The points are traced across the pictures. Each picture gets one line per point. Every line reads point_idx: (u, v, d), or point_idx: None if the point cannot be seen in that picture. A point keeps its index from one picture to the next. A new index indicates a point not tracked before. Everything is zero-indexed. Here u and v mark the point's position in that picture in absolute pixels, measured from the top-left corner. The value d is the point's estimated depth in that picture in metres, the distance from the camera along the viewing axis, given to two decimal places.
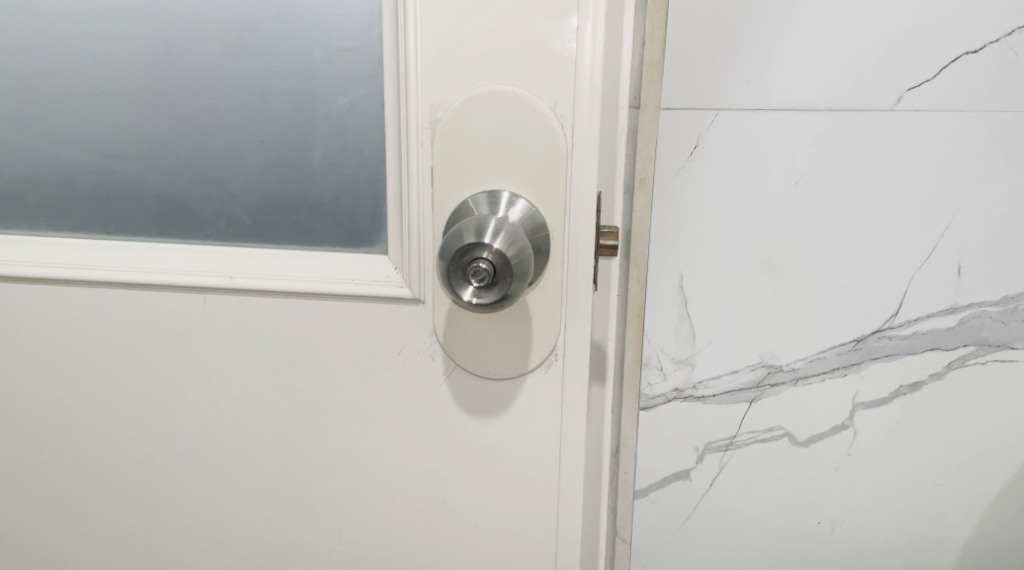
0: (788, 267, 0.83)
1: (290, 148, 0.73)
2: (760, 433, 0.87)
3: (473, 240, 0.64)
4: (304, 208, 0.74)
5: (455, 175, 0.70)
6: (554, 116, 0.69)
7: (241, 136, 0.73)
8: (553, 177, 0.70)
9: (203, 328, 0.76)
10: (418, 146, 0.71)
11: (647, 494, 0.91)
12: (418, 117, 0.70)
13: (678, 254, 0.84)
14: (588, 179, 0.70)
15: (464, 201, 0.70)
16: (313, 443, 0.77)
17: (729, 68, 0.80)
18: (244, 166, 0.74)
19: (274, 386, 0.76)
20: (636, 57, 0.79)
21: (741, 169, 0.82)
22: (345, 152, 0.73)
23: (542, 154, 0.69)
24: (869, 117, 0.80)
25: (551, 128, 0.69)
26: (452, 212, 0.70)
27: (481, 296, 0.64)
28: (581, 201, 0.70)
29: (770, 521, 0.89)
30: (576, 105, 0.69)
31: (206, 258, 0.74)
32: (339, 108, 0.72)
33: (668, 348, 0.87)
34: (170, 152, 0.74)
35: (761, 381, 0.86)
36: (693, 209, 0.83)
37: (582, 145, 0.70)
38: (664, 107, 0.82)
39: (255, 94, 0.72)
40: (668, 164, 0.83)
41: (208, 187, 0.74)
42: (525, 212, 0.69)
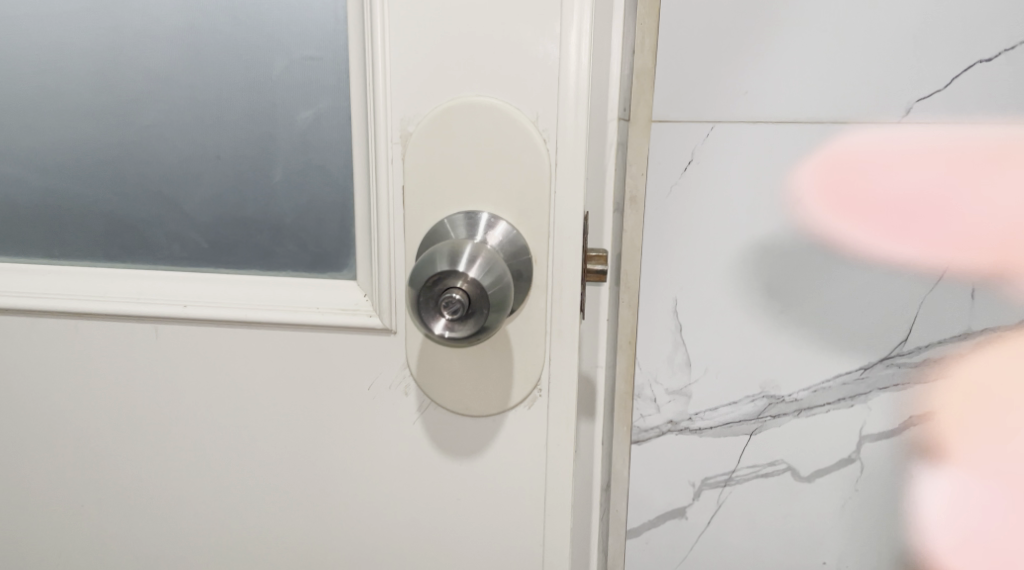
0: (790, 290, 0.78)
1: (249, 164, 0.67)
2: (761, 467, 0.82)
3: (446, 268, 0.58)
4: (267, 229, 0.68)
5: (429, 195, 0.64)
6: (536, 131, 0.64)
7: (194, 151, 0.67)
8: (536, 198, 0.64)
9: (156, 361, 0.69)
10: (388, 163, 0.65)
11: (640, 533, 0.85)
12: (388, 131, 0.64)
13: (671, 276, 0.79)
14: (575, 198, 0.64)
15: (439, 223, 0.64)
16: (278, 484, 0.71)
17: (725, 78, 0.74)
18: (198, 185, 0.68)
19: (234, 423, 0.70)
20: (627, 67, 0.73)
21: (739, 186, 0.76)
22: (310, 169, 0.67)
23: (524, 173, 0.64)
24: (876, 130, 0.74)
25: (535, 146, 0.63)
26: (425, 236, 0.64)
27: (454, 329, 0.58)
28: (566, 223, 0.64)
29: (772, 562, 0.83)
30: (560, 119, 0.64)
31: (158, 284, 0.68)
32: (302, 122, 0.66)
33: (662, 378, 0.81)
34: (118, 168, 0.68)
35: (762, 412, 0.80)
36: (688, 229, 0.78)
37: (567, 163, 0.64)
38: (656, 119, 0.76)
39: (210, 105, 0.66)
40: (661, 181, 0.77)
41: (160, 206, 0.68)
42: (504, 236, 0.64)
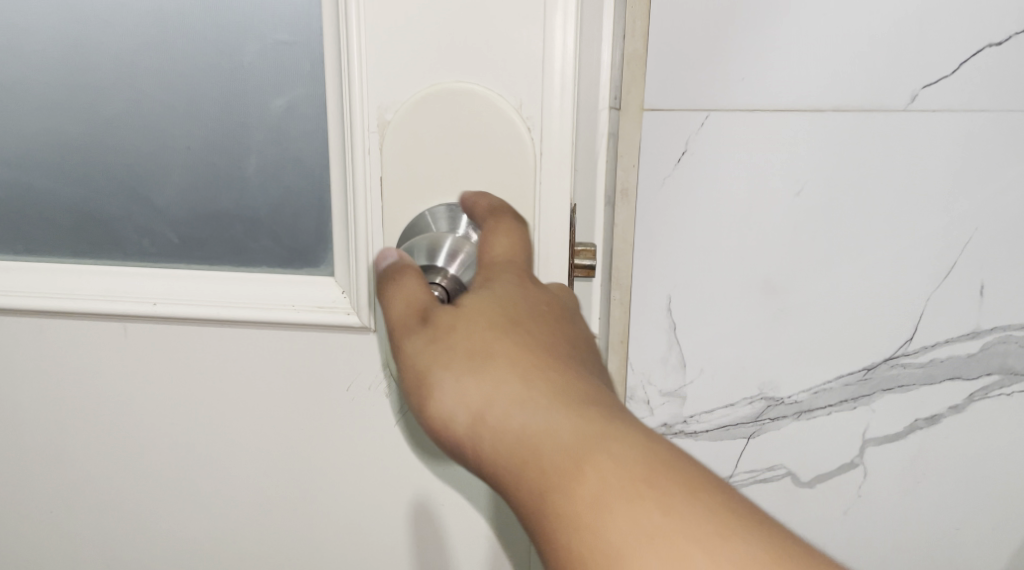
0: (790, 288, 0.75)
1: (221, 155, 0.64)
2: (759, 473, 0.79)
3: (427, 262, 0.57)
4: (240, 223, 0.65)
5: (407, 187, 0.61)
6: (520, 118, 0.61)
7: (163, 142, 0.64)
8: (522, 189, 0.61)
9: (125, 361, 0.66)
10: (365, 153, 0.62)
11: None
12: (365, 119, 0.61)
13: (665, 273, 0.76)
14: (562, 190, 0.61)
15: (420, 216, 0.61)
16: (255, 490, 0.68)
17: (721, 65, 0.71)
18: (168, 177, 0.65)
19: (208, 426, 0.67)
20: (619, 54, 0.70)
21: (737, 179, 0.73)
22: (285, 159, 0.64)
23: (506, 163, 0.60)
24: (880, 119, 0.71)
25: (517, 135, 0.60)
26: (405, 230, 0.61)
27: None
28: (554, 216, 0.61)
29: None
30: (545, 106, 0.61)
31: (127, 280, 0.65)
32: (276, 111, 0.63)
33: (656, 379, 0.79)
34: (83, 160, 0.65)
35: (760, 415, 0.78)
36: (683, 224, 0.75)
37: (554, 152, 0.61)
38: (648, 108, 0.73)
39: (178, 93, 0.63)
40: (654, 173, 0.74)
41: (129, 199, 0.65)
42: None
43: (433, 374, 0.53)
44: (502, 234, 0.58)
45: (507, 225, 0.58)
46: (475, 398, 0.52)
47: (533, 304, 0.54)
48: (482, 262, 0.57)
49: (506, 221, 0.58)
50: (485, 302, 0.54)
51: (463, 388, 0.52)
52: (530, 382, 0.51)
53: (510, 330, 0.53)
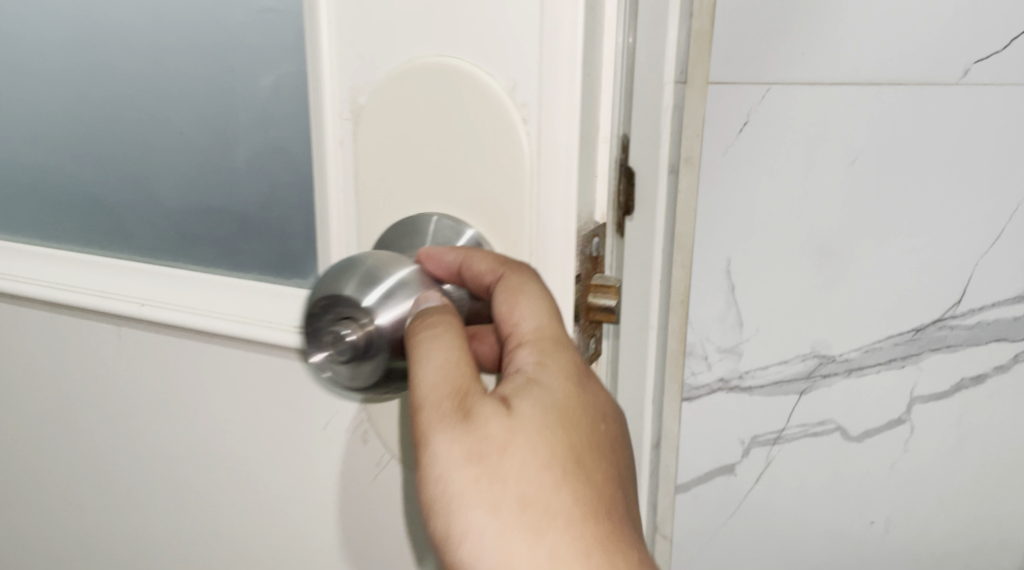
0: (843, 253, 0.77)
1: (210, 142, 0.67)
2: (810, 426, 0.82)
3: (350, 293, 0.52)
4: (230, 218, 0.67)
5: (382, 190, 0.58)
6: (513, 106, 0.55)
7: (164, 126, 0.68)
8: (512, 193, 0.55)
9: (123, 356, 0.69)
10: (335, 144, 0.59)
11: (689, 489, 0.86)
12: (336, 104, 0.58)
13: (724, 238, 0.79)
14: (562, 195, 0.55)
15: (400, 226, 0.58)
16: (225, 506, 0.68)
17: (781, 39, 0.74)
18: (182, 162, 0.68)
19: (188, 434, 0.68)
20: (684, 30, 0.74)
21: (794, 150, 0.76)
22: (274, 147, 0.65)
23: (491, 159, 0.55)
24: (933, 91, 0.73)
25: (509, 124, 0.55)
26: (383, 236, 0.58)
27: (335, 367, 0.53)
28: (551, 224, 0.56)
29: (820, 522, 0.84)
30: (541, 90, 0.54)
31: (123, 282, 0.68)
32: (255, 96, 0.64)
33: (714, 337, 0.82)
34: (120, 142, 0.70)
35: (812, 371, 0.81)
36: (741, 192, 0.78)
37: (548, 150, 0.55)
38: (713, 81, 0.76)
39: (181, 81, 0.67)
40: (716, 141, 0.77)
41: (153, 188, 0.69)
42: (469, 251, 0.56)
43: (473, 513, 0.49)
44: (530, 300, 0.53)
45: (538, 296, 0.53)
46: (516, 549, 0.49)
47: (587, 430, 0.51)
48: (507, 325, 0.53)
49: (527, 284, 0.53)
50: (533, 409, 0.50)
51: (498, 523, 0.49)
52: (580, 545, 0.49)
53: (565, 474, 0.50)
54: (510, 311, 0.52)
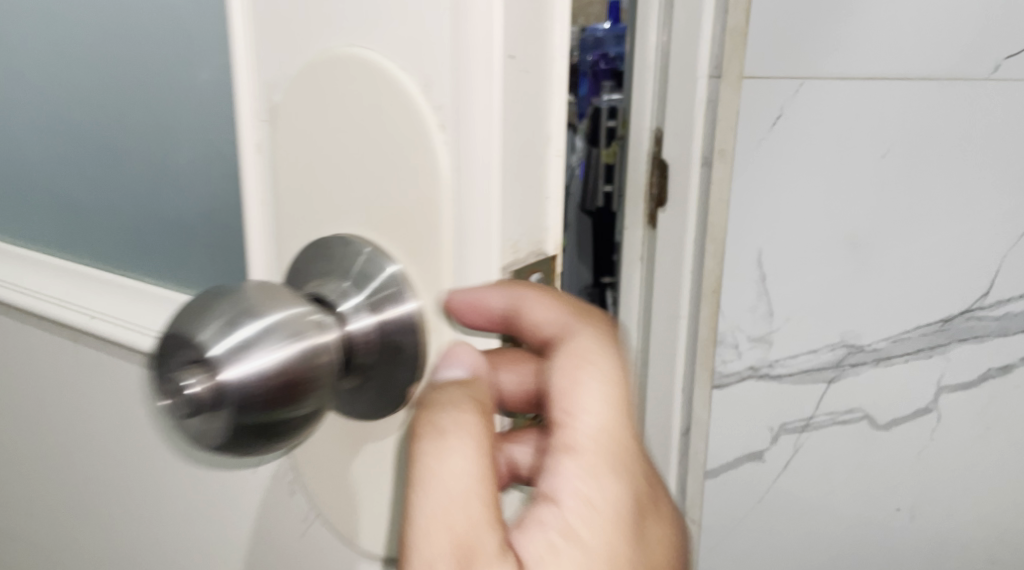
0: (873, 244, 0.79)
1: (123, 141, 0.58)
2: (838, 415, 0.84)
3: (206, 330, 0.40)
4: (136, 229, 0.59)
5: (302, 206, 0.46)
6: (426, 106, 0.43)
7: (84, 119, 0.60)
8: (425, 221, 0.43)
9: (32, 352, 0.64)
10: (247, 146, 0.47)
11: (719, 474, 0.88)
12: (247, 102, 0.47)
13: (756, 229, 0.81)
14: (497, 223, 0.43)
15: (323, 242, 0.45)
16: (102, 558, 0.63)
17: (815, 35, 0.76)
18: (107, 158, 0.59)
19: (62, 473, 0.64)
20: (718, 29, 0.79)
21: (826, 143, 0.78)
22: (188, 142, 0.55)
23: (402, 179, 0.43)
24: (963, 87, 0.75)
25: (423, 133, 0.43)
26: (297, 262, 0.46)
27: (184, 419, 0.41)
28: (481, 256, 0.43)
29: (846, 509, 0.86)
30: (462, 80, 0.42)
31: (33, 279, 0.63)
32: (194, 78, 0.54)
33: (745, 326, 0.84)
34: (49, 130, 0.62)
35: (841, 360, 0.83)
36: (773, 185, 0.80)
37: (476, 168, 0.42)
38: (747, 76, 0.78)
39: (98, 61, 0.58)
40: (749, 134, 0.80)
41: (75, 190, 0.62)
42: (392, 280, 0.44)
43: None
44: (598, 404, 0.43)
45: (612, 403, 0.44)
46: None
47: None
48: (530, 337, 0.46)
49: (580, 337, 0.44)
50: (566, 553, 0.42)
51: None
52: None
53: None
54: (567, 397, 0.43)
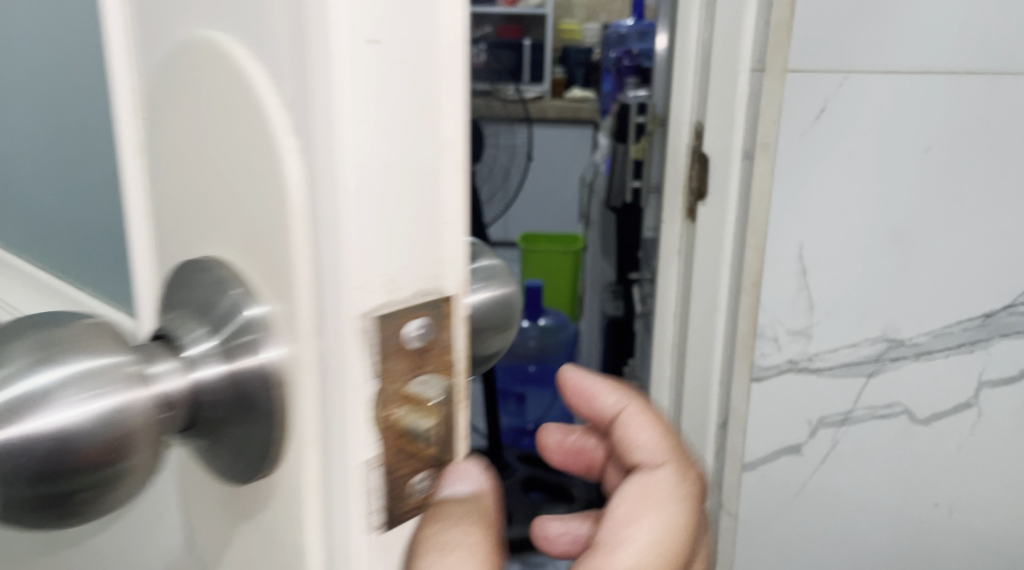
0: (915, 238, 0.79)
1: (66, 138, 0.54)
2: (877, 409, 0.84)
3: None
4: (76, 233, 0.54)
5: (185, 217, 0.40)
6: (274, 95, 0.34)
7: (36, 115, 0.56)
8: (275, 246, 0.35)
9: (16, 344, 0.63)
10: (132, 147, 0.43)
11: (756, 467, 0.88)
12: (121, 82, 0.42)
13: (797, 224, 0.81)
14: (351, 250, 0.34)
15: (191, 272, 0.38)
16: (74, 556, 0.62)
17: (861, 28, 0.76)
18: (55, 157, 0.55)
19: None
20: (763, 22, 0.79)
21: (870, 137, 0.78)
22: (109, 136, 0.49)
23: (257, 188, 0.35)
24: (1009, 81, 0.75)
25: (268, 133, 0.34)
26: (174, 284, 0.39)
27: None
28: (338, 296, 0.34)
29: (884, 503, 0.87)
30: (301, 64, 0.33)
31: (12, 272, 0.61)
32: (71, 47, 0.50)
33: (785, 319, 0.84)
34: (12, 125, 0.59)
35: (881, 354, 0.83)
36: (816, 178, 0.80)
37: (318, 178, 0.34)
38: (791, 69, 0.78)
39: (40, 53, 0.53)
40: (793, 127, 0.79)
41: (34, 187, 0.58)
42: (243, 322, 0.36)
43: None
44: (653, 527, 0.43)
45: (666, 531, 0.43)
46: None
47: None
48: (624, 458, 0.47)
49: (659, 477, 0.45)
50: None
51: None
52: None
53: None
54: (620, 526, 0.43)
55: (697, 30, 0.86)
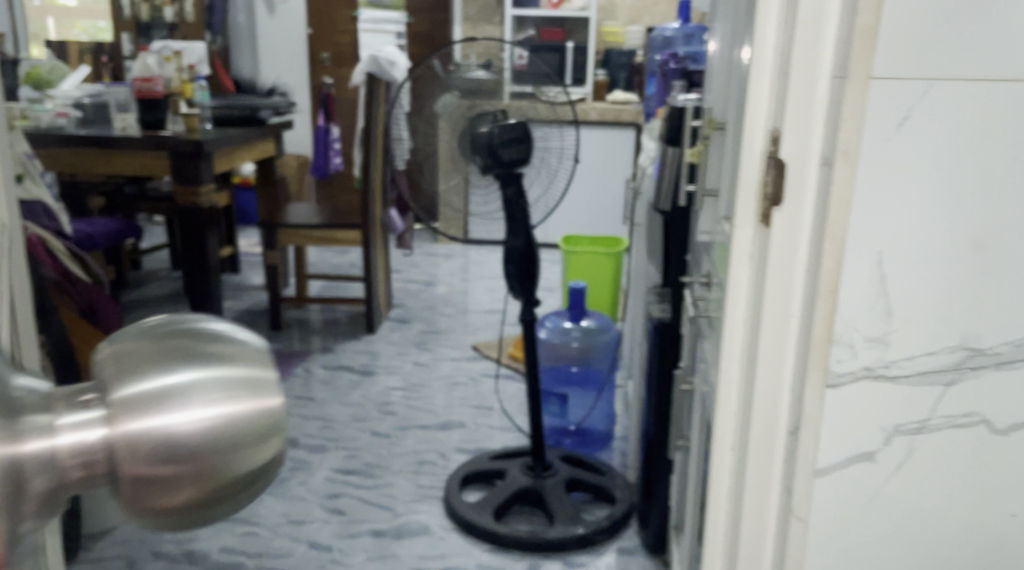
0: (999, 246, 0.81)
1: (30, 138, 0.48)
2: (956, 418, 0.85)
3: None
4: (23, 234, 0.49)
5: None
6: None
7: None
8: None
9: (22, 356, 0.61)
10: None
11: (828, 473, 0.87)
12: None
13: (876, 231, 0.81)
14: None
15: None
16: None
17: (950, 37, 0.76)
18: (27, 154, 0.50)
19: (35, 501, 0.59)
20: (845, 27, 0.78)
21: (953, 144, 0.79)
22: None
23: None
24: None
25: None
26: None
27: None
28: None
29: (959, 512, 0.88)
30: None
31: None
32: None
33: (862, 326, 0.83)
34: None
35: (961, 363, 0.84)
36: (897, 185, 0.80)
37: None
38: (875, 77, 0.77)
39: None
40: (875, 133, 0.79)
41: None
42: None
43: None
44: None
45: None
46: None
47: None
48: None
49: None
50: None
51: None
52: None
53: None
54: None
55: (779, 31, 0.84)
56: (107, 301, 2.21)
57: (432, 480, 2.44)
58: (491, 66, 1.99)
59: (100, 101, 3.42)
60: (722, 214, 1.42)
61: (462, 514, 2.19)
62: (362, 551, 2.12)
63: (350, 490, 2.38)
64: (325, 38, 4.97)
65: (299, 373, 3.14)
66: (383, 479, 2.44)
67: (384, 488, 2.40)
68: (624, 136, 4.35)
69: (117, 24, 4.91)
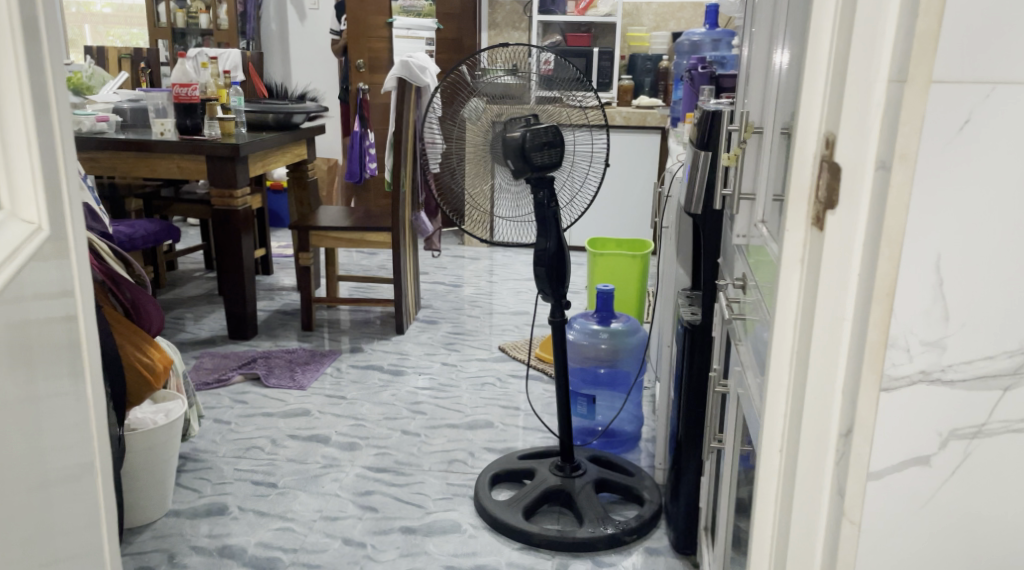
0: None
1: None
2: (1013, 423, 0.86)
3: None
4: None
5: None
6: None
7: None
8: None
9: None
10: None
11: (882, 476, 0.87)
12: None
13: (934, 234, 0.81)
14: None
15: None
16: None
17: (1008, 43, 0.78)
18: None
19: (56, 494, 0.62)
20: (903, 32, 0.78)
21: (1012, 149, 0.80)
22: None
23: None
24: None
25: None
26: None
27: None
28: None
29: (1013, 516, 0.88)
30: None
31: None
32: None
33: (919, 330, 0.83)
34: None
35: (1019, 367, 0.84)
36: (956, 188, 0.80)
37: None
38: (935, 80, 0.78)
39: None
40: (934, 136, 0.79)
41: None
42: None
43: None
44: None
45: None
46: None
47: None
48: None
49: None
50: None
51: None
52: None
53: None
54: None
55: (831, 37, 0.83)
56: (151, 301, 2.25)
57: (463, 478, 2.45)
58: (516, 72, 2.03)
59: (141, 108, 3.59)
60: (760, 218, 1.42)
61: (494, 514, 2.20)
62: (394, 547, 2.13)
63: (382, 487, 2.40)
64: (359, 46, 4.89)
65: (329, 372, 3.16)
66: (413, 478, 2.45)
67: (416, 487, 2.41)
68: (652, 139, 4.35)
69: (156, 30, 5.14)
